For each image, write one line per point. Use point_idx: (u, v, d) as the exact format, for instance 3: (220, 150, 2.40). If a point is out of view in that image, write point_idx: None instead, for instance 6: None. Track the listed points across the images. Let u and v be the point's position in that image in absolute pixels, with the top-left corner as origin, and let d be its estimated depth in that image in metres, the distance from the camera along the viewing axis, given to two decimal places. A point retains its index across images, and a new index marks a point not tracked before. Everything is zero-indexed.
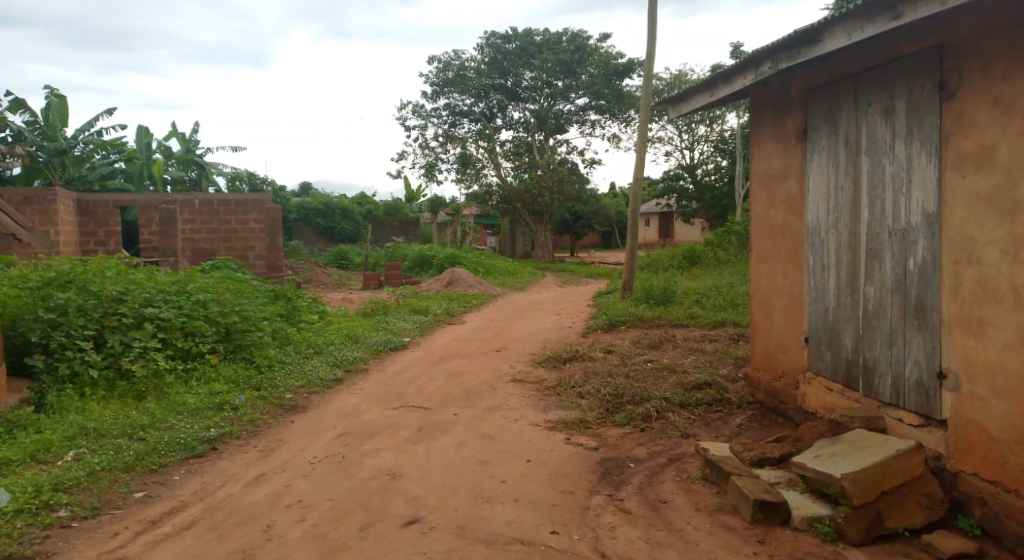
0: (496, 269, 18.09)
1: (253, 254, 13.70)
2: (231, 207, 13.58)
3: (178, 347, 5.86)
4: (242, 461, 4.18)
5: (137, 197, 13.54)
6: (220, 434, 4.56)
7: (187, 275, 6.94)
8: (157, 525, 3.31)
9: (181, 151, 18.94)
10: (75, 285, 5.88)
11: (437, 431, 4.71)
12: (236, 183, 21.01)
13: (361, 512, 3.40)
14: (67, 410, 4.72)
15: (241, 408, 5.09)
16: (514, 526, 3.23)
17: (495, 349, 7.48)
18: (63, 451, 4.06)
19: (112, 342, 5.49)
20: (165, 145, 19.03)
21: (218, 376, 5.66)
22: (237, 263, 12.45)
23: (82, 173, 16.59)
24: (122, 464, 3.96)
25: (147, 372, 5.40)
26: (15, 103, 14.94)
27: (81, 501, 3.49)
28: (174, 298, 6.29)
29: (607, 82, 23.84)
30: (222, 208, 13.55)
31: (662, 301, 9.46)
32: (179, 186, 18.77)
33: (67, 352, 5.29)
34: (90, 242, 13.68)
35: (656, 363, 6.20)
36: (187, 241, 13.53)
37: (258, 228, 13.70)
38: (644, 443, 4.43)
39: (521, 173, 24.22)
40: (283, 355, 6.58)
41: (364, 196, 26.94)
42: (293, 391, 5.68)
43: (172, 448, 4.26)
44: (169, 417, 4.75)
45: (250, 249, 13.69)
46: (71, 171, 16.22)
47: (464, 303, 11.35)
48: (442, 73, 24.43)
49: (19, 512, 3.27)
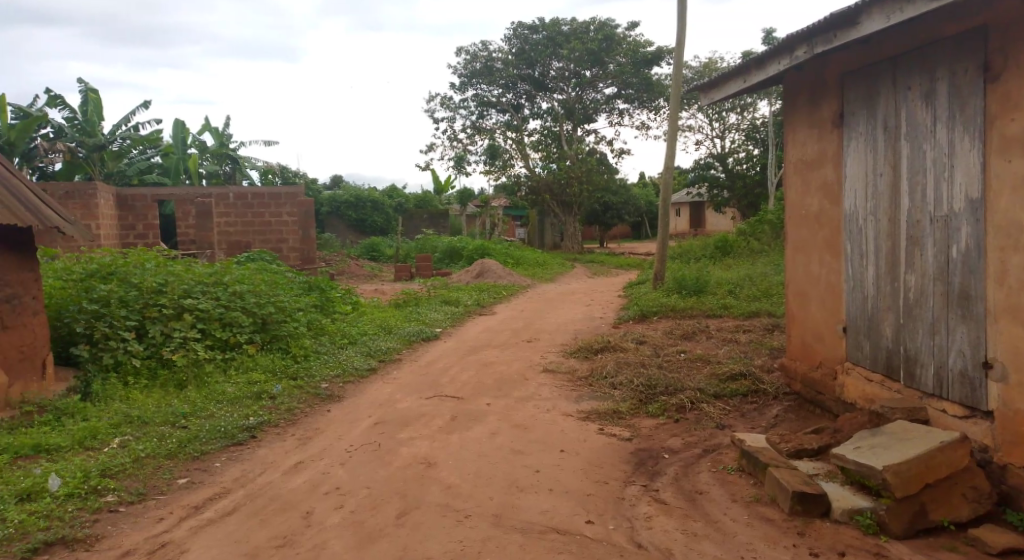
0: (526, 260, 18.13)
1: (287, 246, 13.93)
2: (265, 201, 13.77)
3: (218, 337, 5.96)
4: (281, 449, 4.25)
5: (174, 191, 13.80)
6: (258, 422, 4.64)
7: (225, 268, 7.08)
8: (200, 510, 3.39)
9: (215, 146, 19.21)
10: (116, 277, 6.01)
11: (470, 421, 4.73)
12: (270, 177, 21.38)
13: (396, 500, 3.44)
14: (111, 398, 4.84)
15: (279, 397, 5.17)
16: (549, 516, 3.23)
17: (526, 340, 7.48)
18: (109, 438, 4.16)
19: (154, 332, 5.62)
20: (200, 140, 19.33)
21: (256, 366, 5.76)
22: (272, 256, 12.67)
23: (121, 168, 16.94)
24: (165, 452, 4.04)
25: (187, 361, 5.51)
26: (54, 100, 15.27)
27: (127, 486, 3.58)
28: (213, 290, 6.42)
29: (635, 71, 23.63)
30: (256, 202, 13.74)
31: (694, 291, 9.38)
32: (214, 181, 19.12)
33: (110, 343, 5.41)
34: (130, 236, 14.00)
35: (689, 354, 6.14)
36: (223, 234, 13.76)
37: (291, 221, 13.90)
38: (679, 434, 4.39)
39: (549, 164, 24.11)
40: (318, 345, 6.65)
41: (394, 190, 27.17)
42: (327, 380, 5.73)
43: (212, 436, 4.34)
44: (209, 406, 4.84)
45: (284, 241, 13.89)
46: (109, 166, 16.54)
47: (494, 293, 11.40)
48: (470, 63, 24.44)
49: (69, 496, 3.39)
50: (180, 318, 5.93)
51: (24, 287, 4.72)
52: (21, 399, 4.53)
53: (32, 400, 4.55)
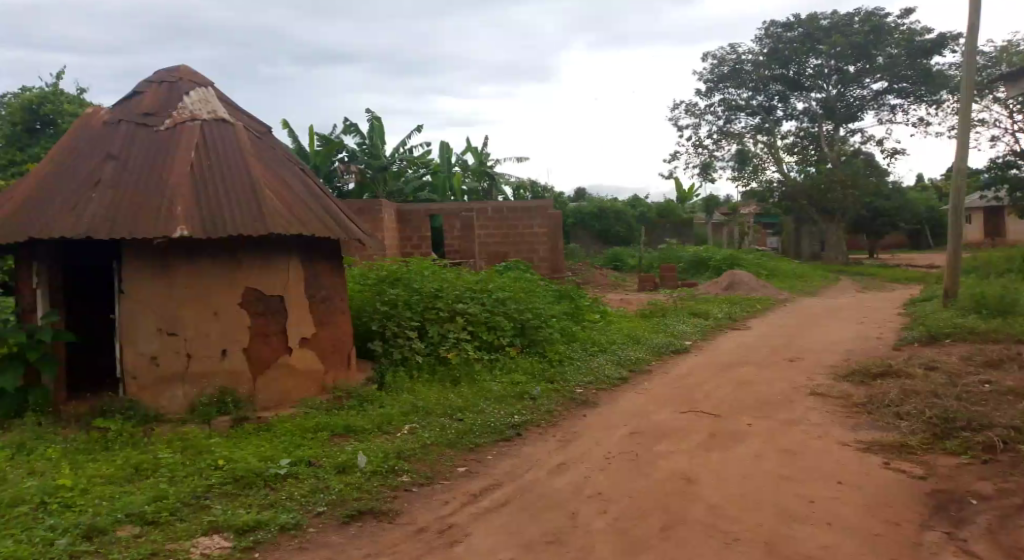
0: (780, 272, 17.36)
1: (538, 256, 14.84)
2: (518, 214, 14.76)
3: (484, 340, 6.49)
4: (545, 448, 4.48)
5: (443, 206, 15.13)
6: (523, 421, 4.95)
7: (487, 276, 7.72)
8: (479, 498, 3.71)
9: (476, 164, 21.15)
10: (401, 282, 6.82)
11: (731, 440, 4.54)
12: (523, 192, 22.90)
13: (660, 513, 3.42)
14: (401, 389, 5.51)
15: (539, 399, 5.47)
16: (831, 552, 2.96)
17: (787, 358, 7.04)
18: (402, 424, 4.74)
19: (433, 332, 6.29)
20: (463, 159, 21.35)
21: (517, 368, 6.16)
22: (528, 266, 13.58)
23: (398, 187, 19.02)
24: (446, 441, 4.48)
25: (460, 360, 6.08)
26: (349, 128, 18.00)
27: (417, 469, 4.07)
28: (480, 296, 7.00)
29: (912, 61, 21.26)
30: (510, 215, 14.76)
31: (1000, 313, 8.04)
32: (475, 196, 21.01)
33: (398, 340, 6.17)
34: (408, 246, 15.87)
35: (997, 386, 5.24)
36: (483, 245, 14.89)
37: (542, 232, 14.81)
38: (989, 479, 3.76)
39: (806, 168, 22.75)
40: (572, 352, 6.92)
41: (638, 199, 27.25)
42: (582, 385, 5.95)
43: (484, 430, 4.73)
44: (480, 402, 5.28)
45: (534, 252, 14.83)
46: (389, 185, 18.71)
47: (748, 307, 10.99)
48: (717, 68, 24.14)
49: (375, 472, 3.96)
50: (452, 320, 6.56)
51: (336, 289, 5.48)
52: (333, 385, 5.31)
53: (341, 387, 5.31)
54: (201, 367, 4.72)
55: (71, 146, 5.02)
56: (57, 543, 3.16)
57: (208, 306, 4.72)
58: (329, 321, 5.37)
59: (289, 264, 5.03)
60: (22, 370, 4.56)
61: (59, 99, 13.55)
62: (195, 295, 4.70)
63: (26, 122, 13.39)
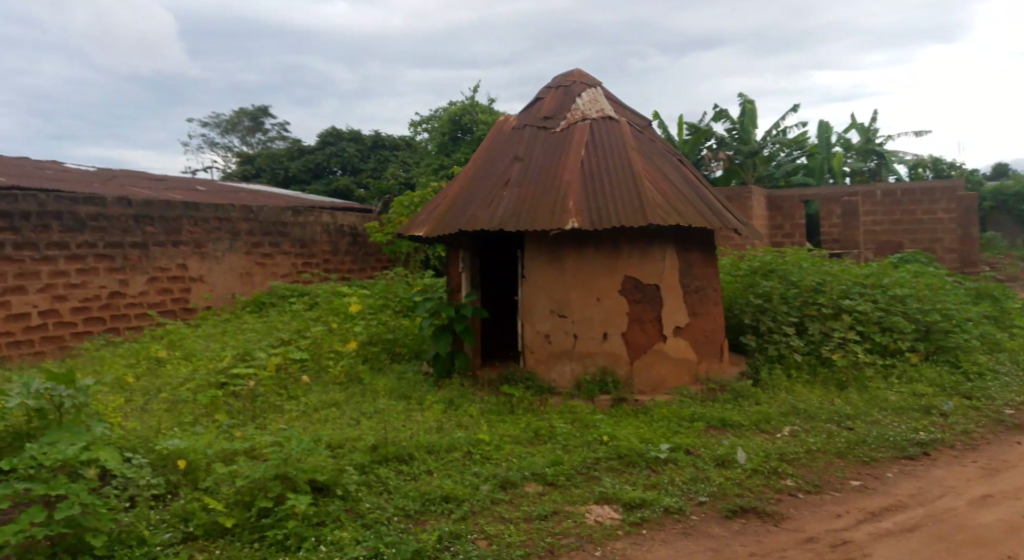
0: None
1: (942, 247, 11.92)
2: (916, 196, 12.02)
3: (876, 342, 6.06)
4: (964, 475, 3.87)
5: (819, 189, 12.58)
6: (931, 440, 4.36)
7: (880, 268, 7.13)
8: (879, 517, 3.35)
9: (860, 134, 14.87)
10: (778, 274, 6.86)
11: None
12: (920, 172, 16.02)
13: None
14: (778, 386, 5.44)
15: (952, 416, 4.85)
16: None
17: None
18: (781, 425, 4.60)
19: (814, 329, 6.13)
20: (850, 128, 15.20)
21: (921, 378, 5.61)
22: (928, 256, 11.02)
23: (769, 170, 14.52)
24: (835, 450, 4.17)
25: (846, 363, 5.77)
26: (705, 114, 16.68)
27: (804, 475, 3.86)
28: (871, 291, 6.56)
29: None
30: (906, 197, 12.07)
31: None
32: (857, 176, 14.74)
33: (774, 335, 6.16)
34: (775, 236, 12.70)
35: None
36: (868, 234, 12.32)
37: (948, 218, 11.86)
38: None
39: None
40: (995, 364, 6.01)
41: None
42: (1011, 405, 5.14)
43: (881, 443, 4.28)
44: (874, 412, 4.89)
45: (938, 241, 11.93)
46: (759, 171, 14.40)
47: None
48: None
49: (757, 471, 3.89)
50: (836, 317, 6.29)
51: (708, 280, 5.41)
52: (705, 376, 5.30)
53: (713, 379, 5.27)
54: (586, 347, 5.20)
55: (488, 141, 5.91)
56: (482, 489, 3.79)
57: (593, 292, 5.15)
58: (702, 312, 5.36)
59: (664, 254, 5.17)
60: (452, 338, 5.35)
61: (475, 109, 15.62)
62: (581, 283, 5.17)
63: (451, 131, 15.59)
